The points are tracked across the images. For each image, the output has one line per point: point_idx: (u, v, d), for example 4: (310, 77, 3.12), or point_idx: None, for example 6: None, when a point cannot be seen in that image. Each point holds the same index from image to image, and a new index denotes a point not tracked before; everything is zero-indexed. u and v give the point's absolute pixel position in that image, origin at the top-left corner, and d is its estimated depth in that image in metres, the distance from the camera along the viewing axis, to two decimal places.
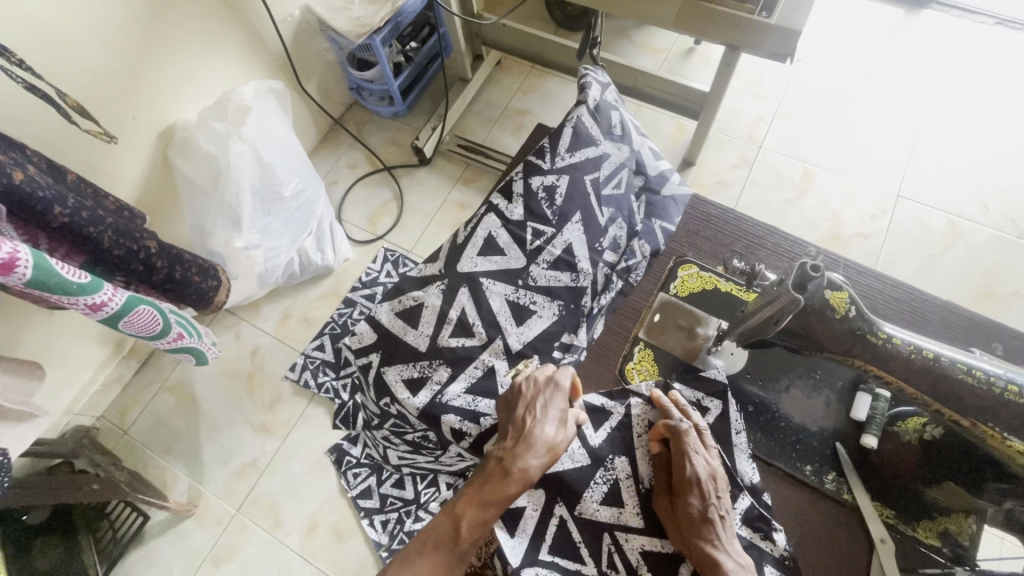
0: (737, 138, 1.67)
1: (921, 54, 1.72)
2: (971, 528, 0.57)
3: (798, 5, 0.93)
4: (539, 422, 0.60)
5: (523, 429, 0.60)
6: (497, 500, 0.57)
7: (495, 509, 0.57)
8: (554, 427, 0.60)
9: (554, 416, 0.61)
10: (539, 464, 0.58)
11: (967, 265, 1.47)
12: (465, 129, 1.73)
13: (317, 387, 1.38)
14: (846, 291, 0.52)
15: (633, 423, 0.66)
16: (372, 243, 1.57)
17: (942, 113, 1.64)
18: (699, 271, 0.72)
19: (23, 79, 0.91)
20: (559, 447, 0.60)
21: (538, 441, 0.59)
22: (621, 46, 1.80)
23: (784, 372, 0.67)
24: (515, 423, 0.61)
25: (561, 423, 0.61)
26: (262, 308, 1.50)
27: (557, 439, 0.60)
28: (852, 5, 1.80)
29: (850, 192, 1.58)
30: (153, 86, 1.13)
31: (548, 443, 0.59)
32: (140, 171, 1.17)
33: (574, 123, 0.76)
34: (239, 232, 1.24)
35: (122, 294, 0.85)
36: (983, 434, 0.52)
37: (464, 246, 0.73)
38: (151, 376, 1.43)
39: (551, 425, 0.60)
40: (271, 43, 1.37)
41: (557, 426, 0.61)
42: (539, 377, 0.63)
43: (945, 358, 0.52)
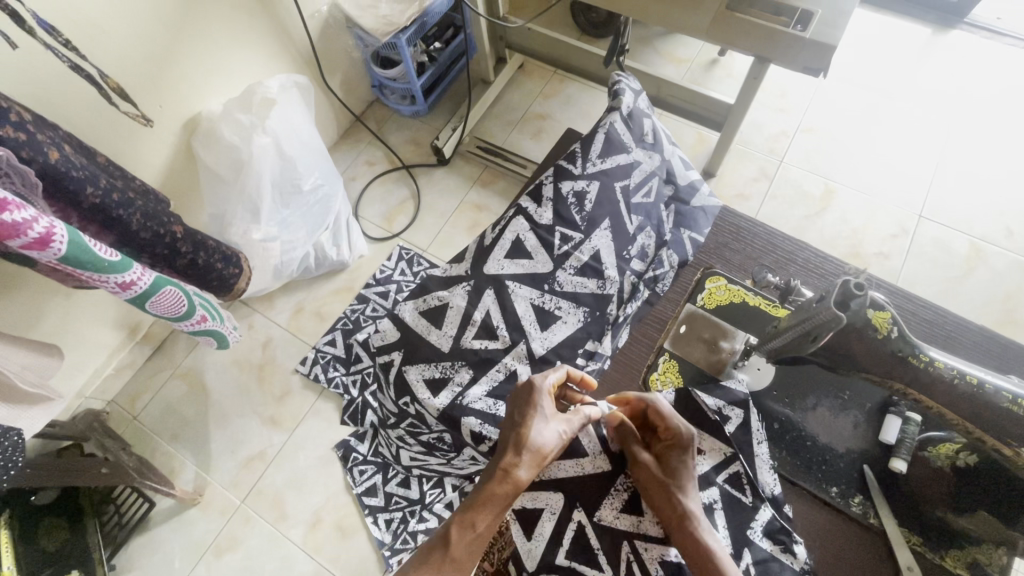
0: (758, 151, 1.66)
1: (948, 73, 1.71)
2: (1001, 560, 0.55)
3: (833, 21, 0.92)
4: (531, 426, 0.59)
5: (511, 430, 0.60)
6: (486, 503, 0.57)
7: (483, 515, 0.57)
8: (543, 432, 0.59)
9: (543, 420, 0.60)
10: (526, 466, 0.58)
11: (988, 290, 1.45)
12: (485, 131, 1.73)
13: (327, 382, 1.38)
14: (889, 310, 0.50)
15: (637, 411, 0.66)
16: (388, 241, 1.58)
17: (968, 134, 1.62)
18: (727, 284, 0.70)
19: (70, 57, 0.95)
20: (549, 450, 0.59)
21: (525, 444, 0.58)
22: (645, 55, 1.80)
23: (810, 391, 0.65)
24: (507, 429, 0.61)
25: (551, 427, 0.60)
26: (276, 300, 1.50)
27: (548, 444, 0.59)
28: (878, 22, 1.80)
29: (870, 211, 1.56)
30: (183, 75, 1.14)
31: (536, 447, 0.59)
32: (165, 159, 1.18)
33: (606, 130, 0.76)
34: (258, 224, 1.24)
35: (150, 274, 0.86)
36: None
37: (492, 248, 0.73)
38: (163, 363, 1.43)
39: (539, 428, 0.60)
40: (299, 38, 1.39)
41: (546, 430, 0.60)
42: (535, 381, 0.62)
43: (990, 385, 0.50)
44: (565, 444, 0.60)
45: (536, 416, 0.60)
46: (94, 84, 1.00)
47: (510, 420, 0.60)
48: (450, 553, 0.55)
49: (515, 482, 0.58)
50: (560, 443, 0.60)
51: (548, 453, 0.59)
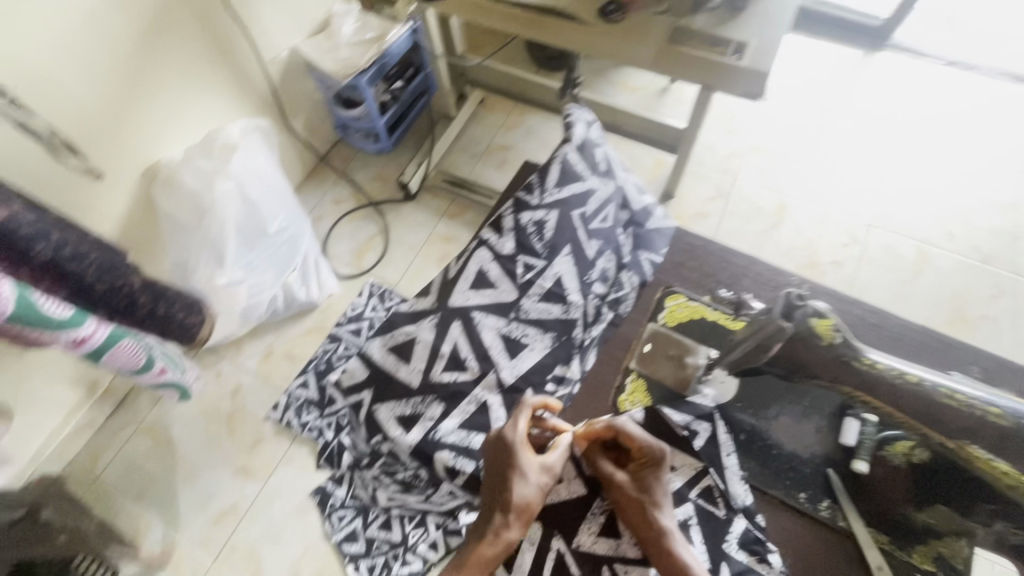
0: (713, 171, 1.73)
1: (880, 91, 1.83)
2: (964, 552, 0.61)
3: (767, 49, 1.00)
4: (513, 485, 0.59)
5: (495, 491, 0.60)
6: (477, 567, 0.58)
7: None
8: (525, 490, 0.60)
9: (524, 477, 0.60)
10: (515, 526, 0.59)
11: (937, 290, 1.53)
12: (450, 165, 1.77)
13: (301, 427, 1.34)
14: (831, 318, 0.53)
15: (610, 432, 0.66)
16: (358, 278, 1.57)
17: (904, 146, 1.74)
18: (687, 302, 0.75)
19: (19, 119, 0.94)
20: (534, 505, 0.60)
21: (509, 505, 0.59)
22: (600, 85, 1.88)
23: (775, 402, 0.72)
24: (490, 486, 0.61)
25: (531, 482, 0.60)
26: (244, 346, 1.47)
27: (532, 498, 0.60)
28: (811, 49, 1.93)
29: (822, 222, 1.64)
30: (141, 124, 1.14)
31: (520, 505, 0.59)
32: (123, 209, 1.17)
33: (561, 160, 0.78)
34: (222, 269, 1.22)
35: (104, 329, 0.87)
36: (992, 471, 0.52)
37: (455, 280, 0.73)
38: (125, 419, 1.37)
39: (521, 487, 0.59)
40: (259, 83, 1.40)
41: (528, 487, 0.60)
42: (508, 432, 0.62)
43: (929, 382, 0.53)
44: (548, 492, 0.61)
45: (517, 476, 0.60)
46: (46, 138, 0.99)
47: (490, 479, 0.60)
48: None
49: (505, 541, 0.59)
50: (542, 492, 0.61)
51: (534, 508, 0.60)
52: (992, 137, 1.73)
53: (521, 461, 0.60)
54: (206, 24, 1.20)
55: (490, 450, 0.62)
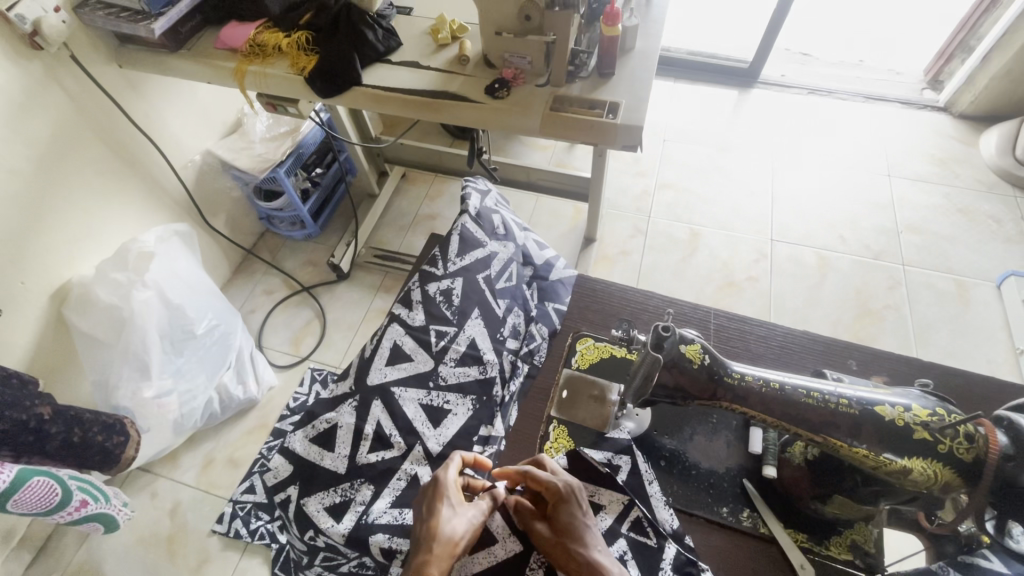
0: (628, 212, 1.86)
1: (759, 122, 2.06)
2: (873, 535, 0.63)
3: (636, 107, 1.10)
4: (442, 514, 0.60)
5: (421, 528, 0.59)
6: None
7: None
8: (453, 521, 0.60)
9: (452, 509, 0.61)
10: (439, 555, 0.57)
11: (842, 289, 1.67)
12: (380, 240, 1.81)
13: (250, 535, 1.26)
14: (697, 343, 0.60)
15: None
16: (297, 366, 1.54)
17: (787, 167, 1.94)
18: (595, 343, 0.78)
19: None
20: (460, 541, 0.59)
21: (435, 533, 0.58)
22: (512, 147, 2.01)
23: (685, 422, 0.73)
24: (421, 526, 0.60)
25: (461, 516, 0.61)
26: (181, 458, 1.39)
27: (458, 533, 0.59)
28: (695, 93, 2.16)
29: (731, 244, 1.78)
30: (43, 248, 1.11)
31: (446, 536, 0.58)
32: (32, 337, 1.12)
33: (460, 231, 0.85)
34: (148, 381, 1.17)
35: (11, 468, 0.83)
36: (855, 454, 0.57)
37: (372, 359, 0.78)
38: (50, 565, 1.25)
39: (448, 515, 0.60)
40: (174, 190, 1.41)
41: (456, 519, 0.60)
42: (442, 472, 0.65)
43: (789, 386, 0.59)
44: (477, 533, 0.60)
45: (445, 506, 0.61)
46: None
47: (420, 514, 0.60)
48: None
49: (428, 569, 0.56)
50: (470, 532, 0.60)
51: (460, 541, 0.59)
52: (857, 149, 1.97)
53: (450, 494, 0.62)
54: (107, 140, 1.22)
55: (421, 496, 0.63)
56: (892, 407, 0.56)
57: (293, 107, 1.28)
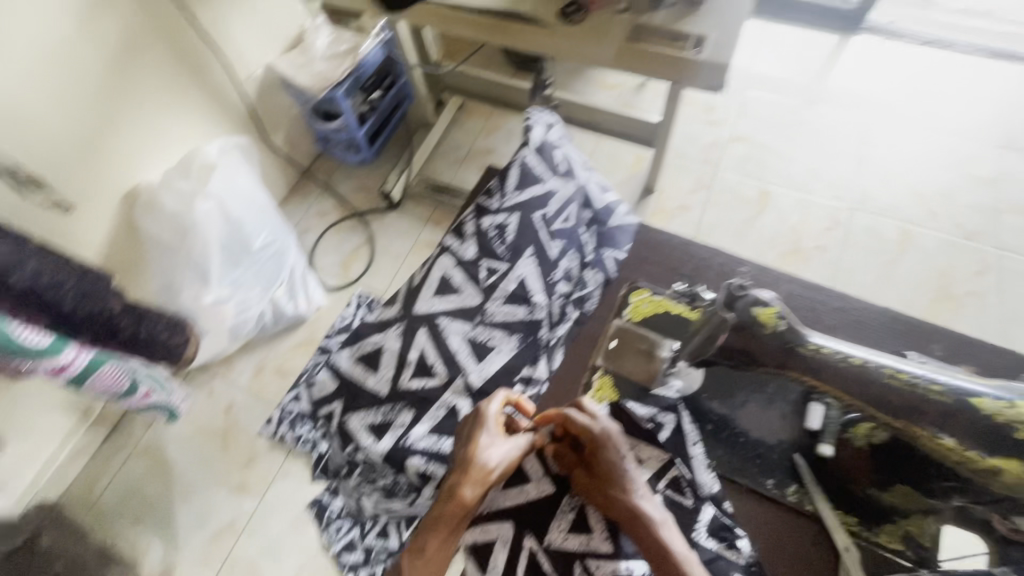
0: (694, 163, 1.73)
1: (857, 74, 1.83)
2: (931, 530, 0.59)
3: (726, 42, 0.98)
4: (479, 442, 0.61)
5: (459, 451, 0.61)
6: (438, 524, 0.58)
7: (434, 537, 0.57)
8: (490, 451, 0.60)
9: (491, 439, 0.61)
10: (473, 479, 0.59)
11: (922, 269, 1.52)
12: (432, 171, 1.77)
13: (294, 440, 1.35)
14: (775, 306, 0.54)
15: None
16: (345, 289, 1.58)
17: (883, 128, 1.73)
18: (650, 296, 0.75)
19: None
20: (494, 470, 0.60)
21: (472, 458, 0.60)
22: (576, 84, 1.88)
23: (739, 389, 0.69)
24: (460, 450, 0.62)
25: (498, 447, 0.61)
26: (235, 363, 1.48)
27: (494, 463, 0.60)
28: (788, 36, 1.93)
29: (804, 208, 1.63)
30: (113, 151, 1.14)
31: (481, 464, 0.60)
32: (105, 234, 1.17)
33: (520, 164, 0.80)
34: (207, 287, 1.23)
35: (86, 355, 0.90)
36: (936, 445, 0.52)
37: (420, 288, 0.77)
38: (121, 442, 1.38)
39: (486, 443, 0.61)
40: (236, 102, 1.41)
41: (494, 448, 0.61)
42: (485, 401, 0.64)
43: (873, 363, 0.53)
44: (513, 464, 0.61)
45: (483, 435, 0.61)
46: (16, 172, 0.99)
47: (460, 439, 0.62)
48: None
49: (461, 490, 0.58)
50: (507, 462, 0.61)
51: (493, 470, 0.60)
52: (970, 113, 1.72)
53: (490, 422, 0.62)
54: (172, 44, 1.20)
55: (465, 419, 0.65)
56: (994, 401, 0.49)
57: None
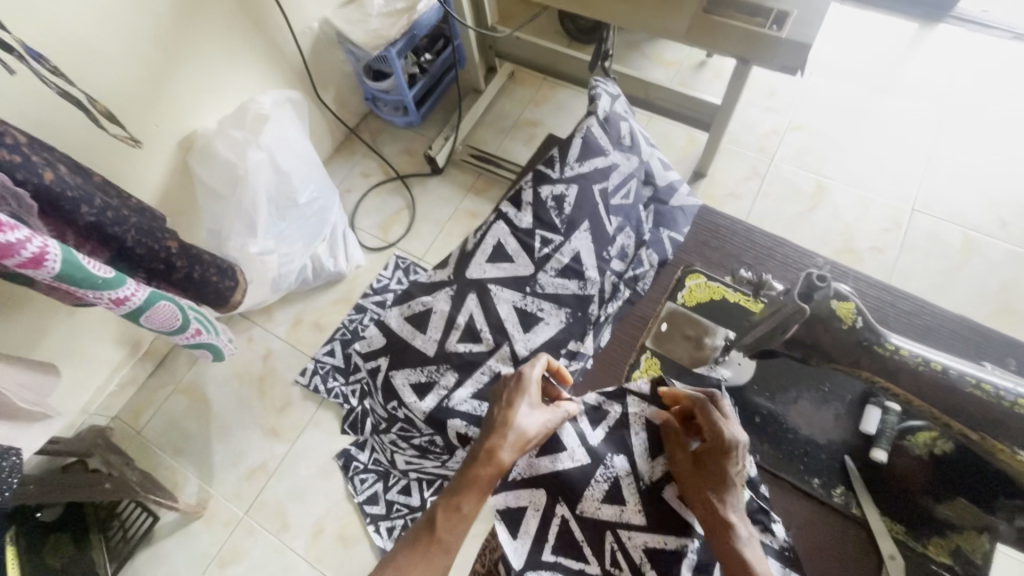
0: (749, 150, 1.65)
1: (937, 67, 1.70)
2: (984, 547, 0.56)
3: (809, 20, 0.90)
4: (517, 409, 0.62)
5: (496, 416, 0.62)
6: (473, 485, 0.58)
7: (469, 498, 0.58)
8: (528, 420, 0.61)
9: (529, 407, 0.62)
10: (513, 445, 0.59)
11: (984, 281, 1.43)
12: (477, 139, 1.74)
13: (326, 393, 1.39)
14: (853, 301, 0.51)
15: (632, 419, 0.66)
16: (384, 251, 1.59)
17: (959, 126, 1.61)
18: (707, 281, 0.71)
19: (60, 81, 0.95)
20: (532, 437, 0.61)
21: (511, 424, 0.61)
22: (633, 59, 1.81)
23: (792, 384, 0.67)
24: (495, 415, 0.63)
25: (536, 416, 0.62)
26: (275, 313, 1.52)
27: (532, 431, 0.61)
28: (866, 19, 1.80)
29: (862, 206, 1.55)
30: (174, 95, 1.15)
31: (519, 429, 0.61)
32: (161, 176, 1.20)
33: (584, 134, 0.80)
34: (254, 238, 1.24)
35: (144, 290, 0.88)
36: (1019, 464, 0.49)
37: (474, 253, 0.77)
38: (165, 378, 1.45)
39: (525, 411, 0.62)
40: (291, 55, 1.40)
41: (532, 416, 0.62)
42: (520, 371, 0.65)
43: (955, 370, 0.51)
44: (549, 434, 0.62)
45: (522, 402, 0.62)
46: (83, 108, 1.01)
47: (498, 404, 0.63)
48: (436, 535, 0.56)
49: (501, 455, 0.59)
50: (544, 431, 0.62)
51: (531, 438, 0.61)
52: None
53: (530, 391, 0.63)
54: None
55: (500, 386, 0.65)
56: None
57: None
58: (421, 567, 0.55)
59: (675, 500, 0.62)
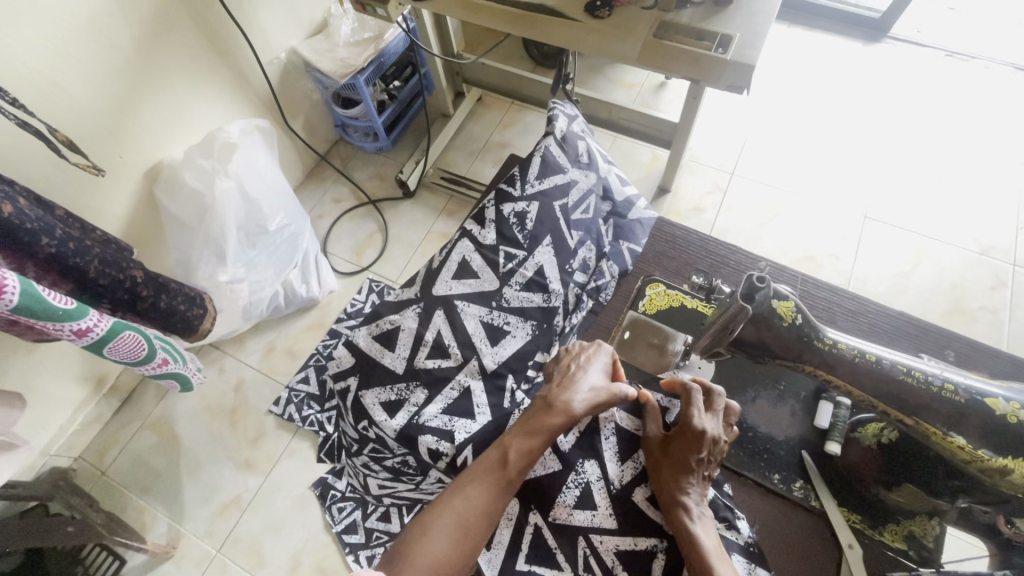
0: (709, 165, 1.72)
1: (879, 81, 1.82)
2: (934, 530, 0.59)
3: (752, 42, 0.96)
4: (585, 369, 0.66)
5: (564, 377, 0.66)
6: (543, 431, 0.63)
7: (537, 442, 0.62)
8: (591, 383, 0.65)
9: (597, 369, 0.66)
10: (581, 405, 0.63)
11: (935, 282, 1.51)
12: (448, 162, 1.77)
13: (301, 421, 1.36)
14: (791, 299, 0.56)
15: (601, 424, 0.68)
16: (357, 275, 1.59)
17: (903, 137, 1.72)
18: (666, 289, 0.74)
19: (16, 114, 0.93)
20: (602, 395, 0.64)
21: (580, 384, 0.65)
22: (596, 82, 1.88)
23: (750, 384, 0.70)
24: (559, 374, 0.67)
25: (605, 378, 0.66)
26: (247, 342, 1.50)
27: (596, 393, 0.64)
28: (811, 40, 1.92)
29: (818, 216, 1.62)
30: (140, 125, 1.15)
31: (589, 387, 0.64)
32: (127, 208, 1.19)
33: (542, 153, 0.84)
34: (224, 266, 1.24)
35: (107, 320, 0.87)
36: (949, 444, 0.53)
37: (439, 271, 0.80)
38: (132, 414, 1.41)
39: (591, 373, 0.66)
40: (259, 84, 1.42)
41: (599, 375, 0.66)
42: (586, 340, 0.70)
43: (886, 360, 0.55)
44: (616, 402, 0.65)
45: (590, 364, 0.66)
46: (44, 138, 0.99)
47: (566, 364, 0.67)
48: (506, 472, 0.61)
49: (567, 411, 0.63)
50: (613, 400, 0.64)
51: (599, 394, 0.64)
52: (992, 126, 1.71)
53: (594, 358, 0.67)
54: (202, 23, 1.21)
55: (566, 352, 0.69)
56: (1005, 402, 0.50)
57: (383, 7, 1.22)
58: (486, 499, 0.61)
59: (643, 501, 0.65)
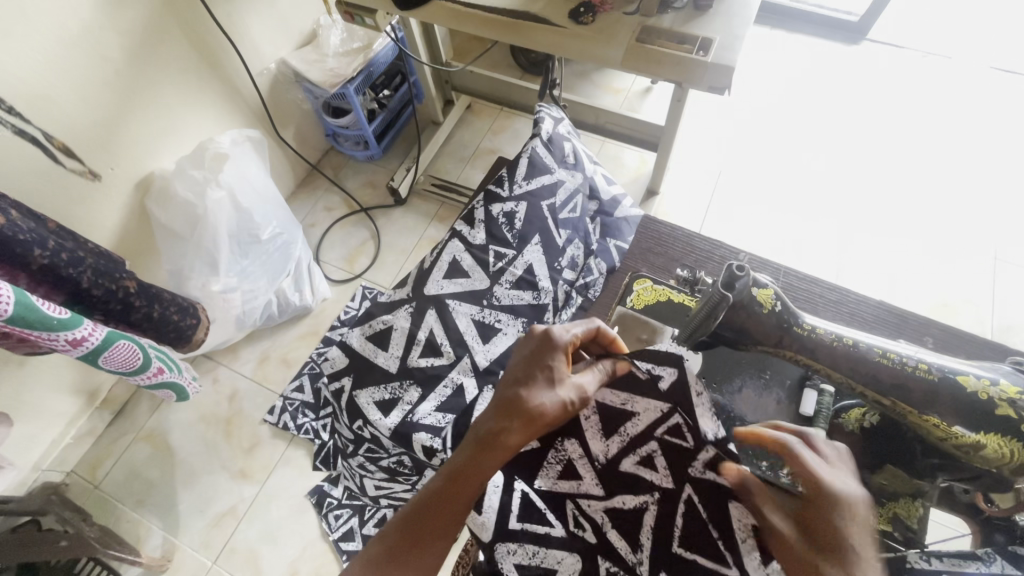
0: (697, 167, 1.75)
1: (859, 81, 1.86)
2: (919, 512, 0.61)
3: (732, 45, 0.99)
4: (528, 388, 0.57)
5: (505, 400, 0.58)
6: (476, 471, 0.55)
7: (469, 484, 0.55)
8: (533, 405, 0.56)
9: (540, 387, 0.57)
10: (517, 437, 0.55)
11: (919, 276, 1.54)
12: (439, 169, 1.79)
13: (296, 429, 1.37)
14: (771, 288, 0.58)
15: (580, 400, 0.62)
16: (350, 282, 1.60)
17: (885, 135, 1.76)
18: (653, 285, 0.75)
19: (12, 121, 0.96)
20: (544, 417, 0.56)
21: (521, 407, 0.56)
22: (584, 87, 1.91)
23: (737, 374, 0.71)
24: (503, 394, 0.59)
25: (552, 393, 0.57)
26: (240, 351, 1.50)
27: (536, 417, 0.56)
28: (793, 43, 1.96)
29: (805, 214, 1.65)
30: (130, 141, 1.16)
31: (530, 409, 0.56)
32: (118, 221, 1.20)
33: (529, 154, 0.85)
34: (216, 276, 1.24)
35: (101, 329, 0.87)
36: (925, 422, 0.55)
37: (431, 271, 0.82)
38: (126, 427, 1.40)
39: (535, 391, 0.57)
40: (250, 97, 1.43)
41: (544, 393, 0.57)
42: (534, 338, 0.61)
43: (863, 343, 0.57)
44: (569, 413, 0.57)
45: (533, 381, 0.58)
46: (41, 146, 1.01)
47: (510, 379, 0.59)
48: (434, 519, 0.54)
49: (503, 445, 0.55)
50: (562, 412, 0.56)
51: (542, 417, 0.56)
52: (969, 123, 1.75)
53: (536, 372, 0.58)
54: (193, 37, 1.22)
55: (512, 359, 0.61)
56: (976, 379, 0.52)
57: (370, 18, 1.24)
58: (412, 551, 0.53)
59: (635, 467, 0.60)
